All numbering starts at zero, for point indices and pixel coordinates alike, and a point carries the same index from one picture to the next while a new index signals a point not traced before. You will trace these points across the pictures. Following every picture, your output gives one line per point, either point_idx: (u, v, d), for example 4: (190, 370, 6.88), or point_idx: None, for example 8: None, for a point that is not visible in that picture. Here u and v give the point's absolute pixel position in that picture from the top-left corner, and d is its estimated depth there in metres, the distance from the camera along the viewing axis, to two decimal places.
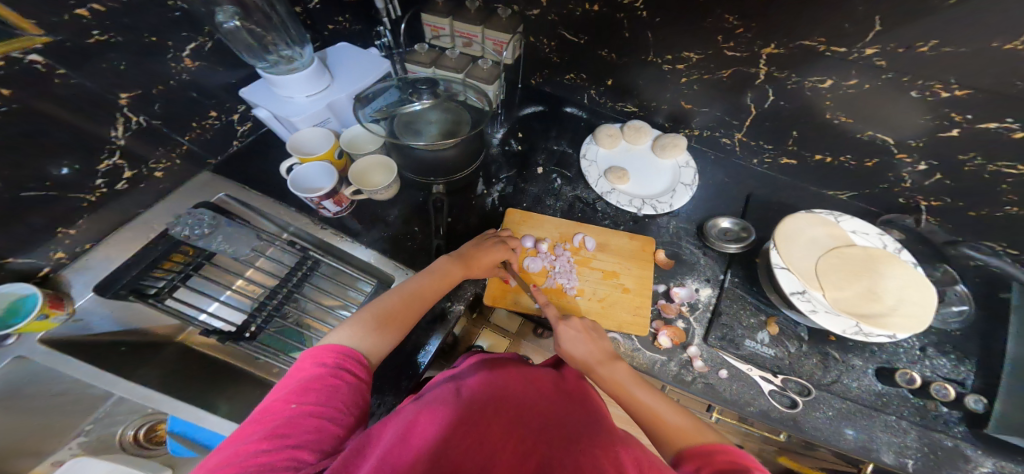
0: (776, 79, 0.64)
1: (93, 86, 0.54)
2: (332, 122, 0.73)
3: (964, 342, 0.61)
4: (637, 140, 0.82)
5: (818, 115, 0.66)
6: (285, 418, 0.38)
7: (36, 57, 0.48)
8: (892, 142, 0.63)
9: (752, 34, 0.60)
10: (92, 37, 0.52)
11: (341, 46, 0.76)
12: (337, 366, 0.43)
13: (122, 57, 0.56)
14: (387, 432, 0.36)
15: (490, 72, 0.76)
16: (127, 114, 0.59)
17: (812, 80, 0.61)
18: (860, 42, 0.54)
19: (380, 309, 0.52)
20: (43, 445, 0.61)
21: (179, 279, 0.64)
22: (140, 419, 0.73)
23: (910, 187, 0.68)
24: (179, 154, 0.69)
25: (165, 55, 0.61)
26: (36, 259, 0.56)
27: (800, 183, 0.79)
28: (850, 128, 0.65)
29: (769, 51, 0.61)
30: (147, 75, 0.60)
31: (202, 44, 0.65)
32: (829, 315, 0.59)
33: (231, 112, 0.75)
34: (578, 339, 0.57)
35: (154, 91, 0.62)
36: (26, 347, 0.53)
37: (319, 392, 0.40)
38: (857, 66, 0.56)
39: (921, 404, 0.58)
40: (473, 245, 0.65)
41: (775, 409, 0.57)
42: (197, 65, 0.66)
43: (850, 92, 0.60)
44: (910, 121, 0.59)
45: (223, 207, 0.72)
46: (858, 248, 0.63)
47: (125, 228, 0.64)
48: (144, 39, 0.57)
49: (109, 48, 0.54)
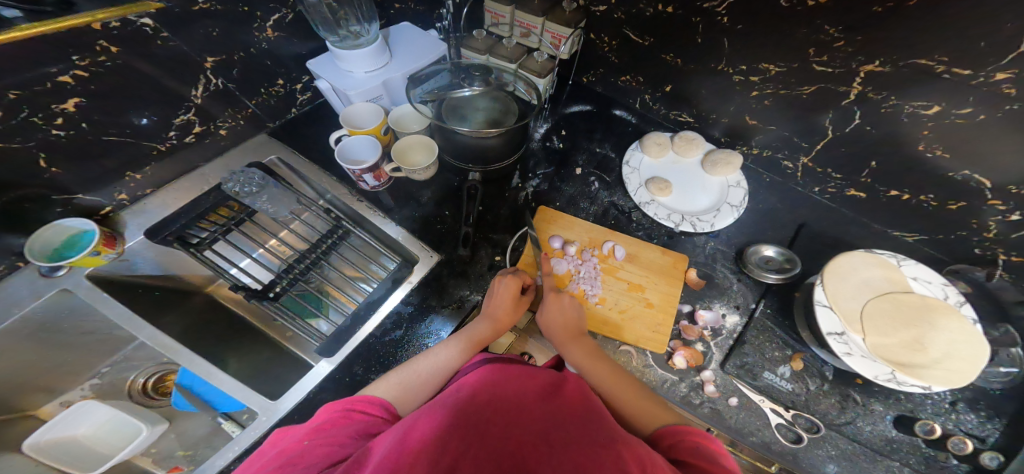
0: (870, 100, 0.59)
1: (187, 48, 0.57)
2: (383, 99, 0.73)
3: (1000, 402, 0.57)
4: (686, 153, 0.79)
5: (908, 146, 0.60)
6: (300, 450, 0.38)
7: (149, 20, 0.52)
8: (987, 184, 0.58)
9: (853, 49, 0.55)
10: (199, 5, 0.55)
11: (403, 25, 0.76)
12: (347, 407, 0.44)
13: (214, 25, 0.58)
14: (387, 438, 0.36)
15: (544, 65, 0.72)
16: (208, 76, 0.62)
17: (916, 104, 0.55)
18: (990, 66, 0.47)
19: (464, 337, 0.57)
20: (58, 382, 0.65)
21: (220, 232, 0.69)
22: (154, 367, 0.73)
23: (994, 237, 0.62)
24: (243, 116, 0.72)
25: (251, 24, 0.62)
26: (100, 198, 0.60)
27: (862, 218, 0.74)
28: (944, 164, 0.59)
29: (870, 69, 0.55)
30: (233, 42, 0.62)
31: (285, 15, 0.66)
32: (864, 360, 0.55)
33: (296, 82, 0.76)
34: (554, 309, 0.62)
35: (236, 57, 0.64)
36: (72, 281, 0.57)
37: (330, 430, 0.41)
38: (978, 93, 0.50)
39: (931, 454, 0.54)
40: (489, 297, 0.62)
41: (779, 442, 0.55)
42: (278, 35, 0.67)
43: (957, 124, 0.54)
44: (1014, 165, 0.54)
45: (273, 169, 0.74)
46: (915, 296, 0.58)
47: (181, 178, 0.67)
48: (238, 8, 0.59)
49: (207, 14, 0.57)
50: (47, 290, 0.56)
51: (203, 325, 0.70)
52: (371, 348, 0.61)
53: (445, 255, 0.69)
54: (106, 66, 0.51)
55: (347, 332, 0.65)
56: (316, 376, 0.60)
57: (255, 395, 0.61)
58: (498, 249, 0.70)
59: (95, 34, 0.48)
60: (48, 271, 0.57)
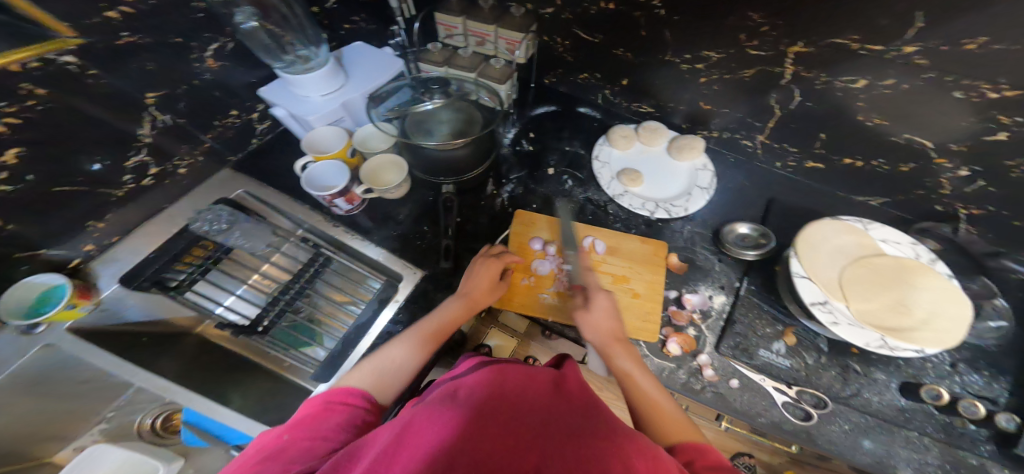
0: (804, 78, 0.61)
1: (120, 85, 0.57)
2: (345, 121, 0.73)
3: (1000, 359, 0.58)
4: (652, 142, 0.80)
5: (848, 117, 0.62)
6: (279, 445, 0.38)
7: (71, 58, 0.50)
8: (930, 145, 0.59)
9: (778, 32, 0.57)
10: (123, 38, 0.55)
11: (356, 44, 0.76)
12: (328, 400, 0.44)
13: (150, 59, 0.59)
14: (383, 433, 0.34)
15: (503, 72, 0.75)
16: (152, 113, 0.62)
17: (844, 80, 0.58)
18: (899, 40, 0.50)
19: (425, 328, 0.57)
20: (66, 429, 0.63)
21: (199, 272, 0.70)
22: (158, 408, 0.71)
23: (949, 194, 0.64)
24: (201, 151, 0.72)
25: (189, 55, 0.64)
26: (67, 251, 0.59)
27: (827, 188, 0.75)
28: (885, 129, 0.61)
29: (796, 50, 0.58)
30: (174, 74, 0.63)
31: (225, 43, 0.68)
32: (853, 328, 0.55)
33: (250, 111, 0.77)
34: (608, 312, 0.59)
35: (180, 90, 0.65)
36: (55, 335, 0.55)
37: (311, 423, 0.41)
38: (895, 66, 0.53)
39: (947, 421, 0.54)
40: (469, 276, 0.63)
41: (789, 422, 0.54)
42: (220, 64, 0.69)
43: (886, 92, 0.56)
44: (950, 125, 0.55)
45: (241, 203, 0.74)
46: (889, 259, 0.59)
47: (149, 222, 0.66)
48: (170, 40, 0.60)
49: (143, 48, 0.57)
50: (29, 347, 0.53)
51: (200, 363, 0.67)
52: None
53: (429, 270, 0.69)
54: (38, 110, 0.49)
55: (342, 354, 0.65)
56: None
57: (258, 426, 0.60)
58: None
59: (14, 76, 0.46)
60: (26, 329, 0.54)
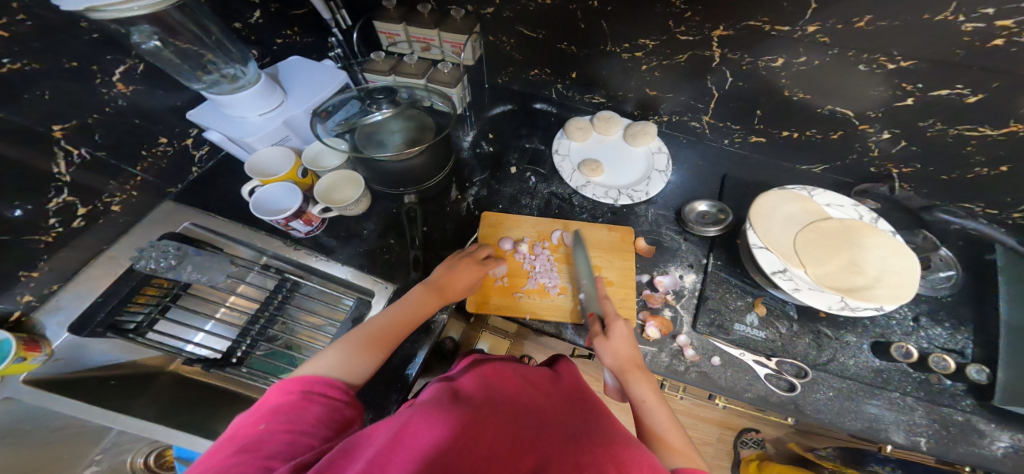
0: (730, 60, 0.64)
1: (22, 119, 0.52)
2: (292, 139, 0.71)
3: (957, 308, 0.61)
4: (607, 131, 0.81)
5: (777, 94, 0.65)
6: (258, 436, 0.37)
7: None
8: (851, 114, 0.63)
9: (700, 17, 0.59)
10: (5, 66, 0.48)
11: (293, 59, 0.74)
12: (307, 388, 0.42)
13: (47, 86, 0.53)
14: (379, 432, 0.33)
15: (452, 75, 0.75)
16: (64, 147, 0.57)
17: (765, 59, 0.61)
18: (800, 19, 0.54)
19: (396, 321, 0.55)
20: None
21: (157, 311, 0.65)
22: (148, 446, 0.72)
23: (879, 155, 0.67)
24: (134, 185, 0.68)
25: (93, 81, 0.58)
26: (3, 304, 0.54)
27: (774, 160, 0.78)
28: (809, 103, 0.64)
29: (719, 33, 0.60)
30: (81, 102, 0.57)
31: (133, 65, 0.62)
32: (813, 292, 0.57)
33: (183, 137, 0.73)
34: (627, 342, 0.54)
35: (93, 120, 0.60)
36: (10, 389, 0.53)
37: (290, 413, 0.39)
38: (803, 44, 0.56)
39: (923, 378, 0.56)
40: (448, 269, 0.62)
41: (774, 393, 0.56)
42: (133, 89, 0.63)
43: (803, 70, 0.60)
44: (865, 94, 0.59)
45: (190, 235, 0.70)
46: (835, 222, 0.62)
47: (92, 264, 0.62)
48: (65, 65, 0.54)
49: (31, 78, 0.51)
50: None
51: (176, 401, 0.62)
52: None
53: (400, 283, 0.67)
54: None
55: None
56: None
57: None
58: None
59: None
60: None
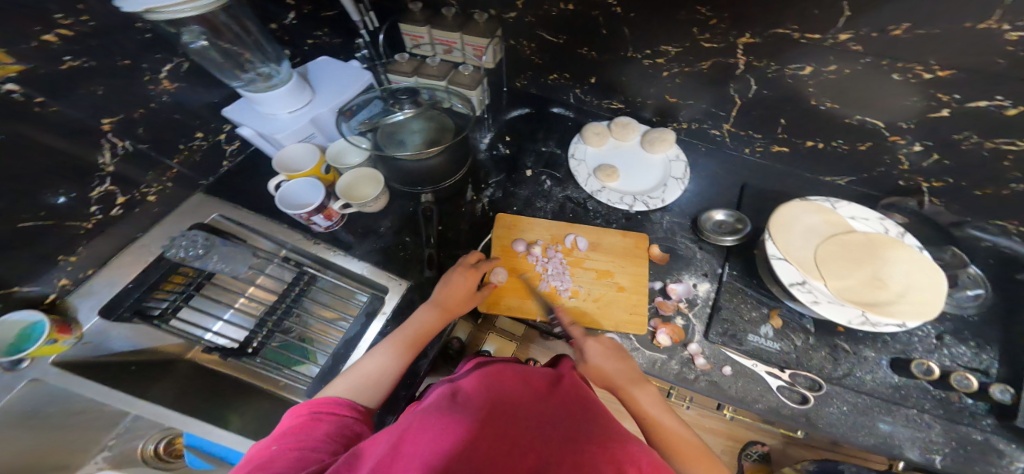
0: (756, 68, 0.63)
1: (74, 112, 0.54)
2: (317, 137, 0.73)
3: (982, 328, 0.59)
4: (625, 137, 0.81)
5: (804, 101, 0.64)
6: (269, 454, 0.38)
7: (14, 86, 0.47)
8: (882, 125, 0.62)
9: (726, 25, 0.59)
10: (66, 63, 0.52)
11: (321, 59, 0.77)
12: (313, 410, 0.44)
13: (100, 83, 0.56)
14: (381, 441, 0.35)
15: (472, 78, 0.76)
16: (112, 139, 0.60)
17: (793, 67, 0.60)
18: (832, 28, 0.53)
19: (397, 339, 0.57)
20: (74, 459, 0.64)
21: (182, 299, 0.68)
22: (159, 433, 0.77)
23: (908, 169, 0.66)
24: (169, 177, 0.71)
25: (142, 78, 0.62)
26: (42, 286, 0.57)
27: (795, 170, 0.77)
28: (840, 112, 0.63)
29: (744, 41, 0.60)
30: (126, 97, 0.60)
31: (179, 64, 0.65)
32: (833, 306, 0.56)
33: (217, 133, 0.76)
34: (607, 356, 0.56)
35: (137, 115, 0.63)
36: (39, 370, 0.54)
37: (298, 433, 0.40)
38: (834, 52, 0.55)
39: (942, 396, 0.55)
40: (443, 285, 0.62)
41: (787, 405, 0.55)
42: (178, 85, 0.67)
43: (831, 79, 0.59)
44: (897, 105, 0.58)
45: (217, 227, 0.73)
46: (858, 235, 0.61)
47: (125, 251, 0.66)
48: (117, 62, 0.58)
49: (86, 73, 0.54)
50: (15, 383, 0.53)
51: (192, 388, 0.65)
52: None
53: (413, 280, 0.68)
54: None
55: (330, 373, 0.63)
56: None
57: None
58: None
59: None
60: (10, 365, 0.53)
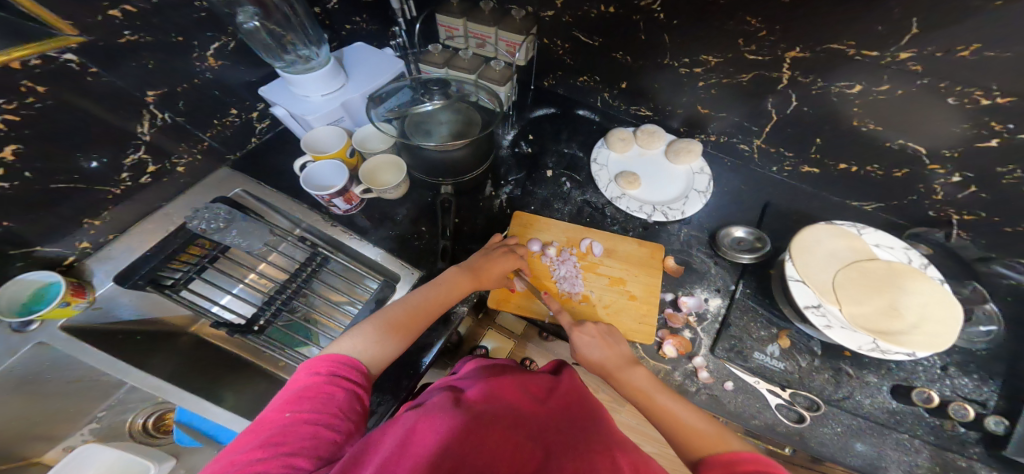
0: (800, 83, 0.62)
1: (121, 83, 0.57)
2: (345, 121, 0.74)
3: (988, 362, 0.59)
4: (649, 145, 0.81)
5: (844, 123, 0.63)
6: (281, 426, 0.39)
7: (71, 56, 0.50)
8: (923, 151, 0.61)
9: (776, 38, 0.58)
10: (125, 37, 0.55)
11: (357, 45, 0.77)
12: (333, 373, 0.44)
13: (150, 57, 0.58)
14: (387, 438, 0.35)
15: (502, 74, 0.76)
16: (152, 111, 0.62)
17: (840, 85, 0.59)
18: (894, 46, 0.51)
19: (378, 320, 0.52)
20: (56, 430, 0.63)
21: (195, 271, 0.67)
22: (151, 407, 0.74)
23: (942, 199, 0.65)
24: (200, 150, 0.72)
25: (189, 54, 0.63)
26: (61, 248, 0.58)
27: (821, 193, 0.76)
28: (880, 135, 0.62)
29: (794, 55, 0.59)
30: (173, 73, 0.62)
31: (226, 43, 0.67)
32: (846, 332, 0.56)
33: (250, 110, 0.77)
34: (594, 344, 0.58)
35: (179, 89, 0.64)
36: (46, 334, 0.54)
37: (313, 400, 0.41)
38: (889, 71, 0.54)
39: (937, 423, 0.55)
40: (483, 256, 0.64)
41: (782, 423, 0.55)
42: (221, 63, 0.68)
43: (881, 99, 0.58)
44: (943, 131, 0.57)
45: (239, 201, 0.73)
46: (881, 263, 0.60)
47: (145, 219, 0.66)
48: (172, 39, 0.60)
49: (140, 46, 0.57)
50: (22, 345, 0.53)
51: (190, 364, 0.66)
52: None
53: (426, 271, 0.68)
54: (36, 108, 0.49)
55: None
56: None
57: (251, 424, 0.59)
58: None
59: (15, 73, 0.46)
60: (20, 326, 0.53)
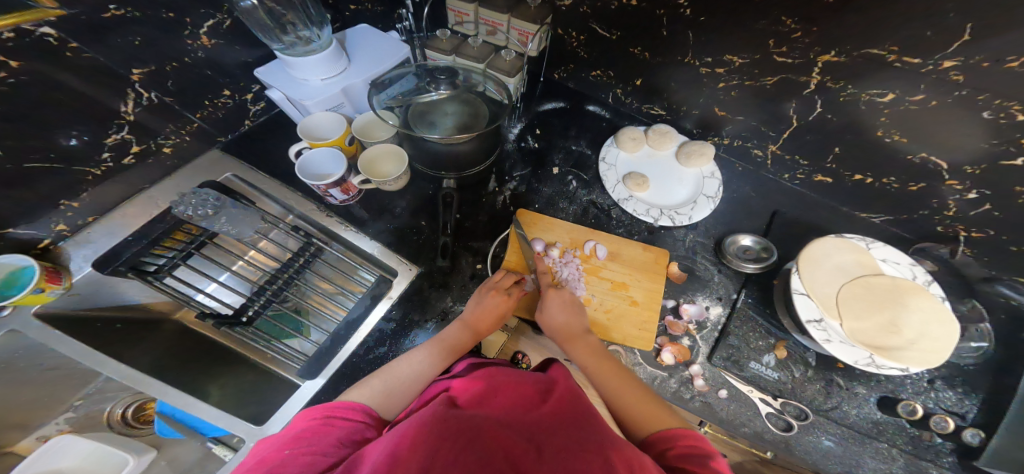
0: (829, 89, 0.60)
1: (105, 60, 0.53)
2: (345, 107, 0.70)
3: (976, 377, 0.58)
4: (660, 146, 0.78)
5: (867, 131, 0.61)
6: (280, 461, 0.37)
7: (49, 30, 0.46)
8: (944, 167, 0.59)
9: (811, 39, 0.55)
10: (111, 11, 0.51)
11: (361, 27, 0.73)
12: (328, 414, 0.43)
13: (137, 33, 0.54)
14: (375, 450, 0.34)
15: (513, 64, 0.72)
16: (138, 89, 0.58)
17: (872, 92, 0.57)
18: (939, 54, 0.49)
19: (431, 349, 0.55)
20: (31, 419, 0.60)
21: (180, 257, 0.64)
22: (130, 397, 0.70)
23: (954, 215, 0.64)
24: (189, 131, 0.68)
25: (182, 31, 0.59)
26: (36, 230, 0.54)
27: (832, 203, 0.75)
28: (902, 148, 0.60)
29: (826, 58, 0.56)
30: (159, 50, 0.58)
31: (222, 21, 0.63)
32: (844, 346, 0.55)
33: (245, 92, 0.73)
34: (559, 309, 0.59)
35: (169, 67, 0.60)
36: (20, 321, 0.51)
37: (311, 438, 0.39)
38: (927, 80, 0.51)
39: (916, 434, 0.55)
40: (477, 303, 0.59)
41: (770, 431, 0.55)
42: (215, 42, 0.64)
43: (911, 109, 0.55)
44: (969, 145, 0.55)
45: (229, 186, 0.70)
46: (886, 278, 0.59)
47: (128, 202, 0.62)
48: (162, 15, 0.56)
49: (129, 21, 0.53)
50: None
51: (176, 353, 0.63)
52: (351, 367, 0.58)
53: (424, 267, 0.66)
54: (8, 83, 0.45)
55: (330, 351, 0.63)
56: (302, 398, 0.58)
57: (238, 421, 0.57)
58: (479, 256, 0.68)
59: None
60: None
